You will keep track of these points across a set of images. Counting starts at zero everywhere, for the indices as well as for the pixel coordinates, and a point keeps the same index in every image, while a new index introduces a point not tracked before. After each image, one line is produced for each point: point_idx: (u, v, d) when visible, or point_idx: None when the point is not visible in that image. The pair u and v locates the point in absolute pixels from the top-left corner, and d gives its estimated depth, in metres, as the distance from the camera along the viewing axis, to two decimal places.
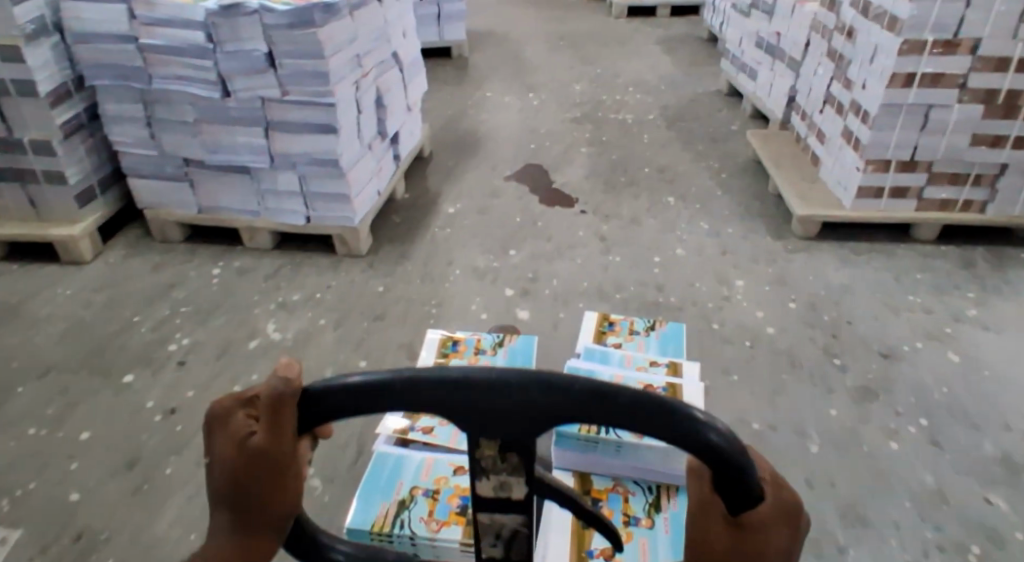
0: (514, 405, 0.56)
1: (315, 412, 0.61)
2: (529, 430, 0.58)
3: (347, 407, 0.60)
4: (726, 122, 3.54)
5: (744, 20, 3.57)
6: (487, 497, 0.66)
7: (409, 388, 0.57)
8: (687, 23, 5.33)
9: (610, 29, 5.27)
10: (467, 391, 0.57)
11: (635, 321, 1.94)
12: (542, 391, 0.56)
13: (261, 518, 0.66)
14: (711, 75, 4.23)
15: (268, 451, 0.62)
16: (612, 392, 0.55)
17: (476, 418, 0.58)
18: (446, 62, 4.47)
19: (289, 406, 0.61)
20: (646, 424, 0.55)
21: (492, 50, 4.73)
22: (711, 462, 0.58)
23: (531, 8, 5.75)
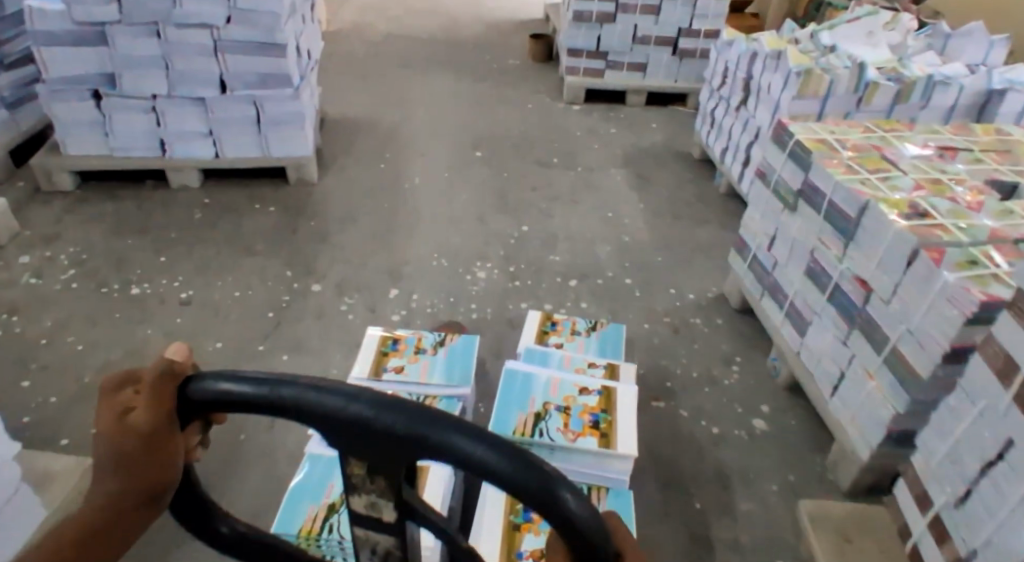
0: (382, 438, 0.54)
1: (196, 396, 0.59)
2: (401, 462, 0.56)
3: (233, 403, 0.57)
4: (744, 402, 1.86)
5: (778, 215, 1.90)
6: (361, 511, 0.64)
7: (291, 394, 0.56)
8: (670, 122, 3.68)
9: (558, 125, 3.57)
10: (335, 414, 0.55)
11: (577, 322, 2.00)
12: (407, 423, 0.53)
13: (137, 496, 0.63)
14: (708, 252, 2.55)
15: (143, 429, 0.60)
16: (472, 453, 0.52)
17: (348, 437, 0.56)
18: (272, 196, 2.69)
19: (169, 390, 0.59)
20: (505, 482, 0.51)
21: (363, 168, 2.98)
22: (564, 533, 0.52)
23: (448, 82, 4.02)
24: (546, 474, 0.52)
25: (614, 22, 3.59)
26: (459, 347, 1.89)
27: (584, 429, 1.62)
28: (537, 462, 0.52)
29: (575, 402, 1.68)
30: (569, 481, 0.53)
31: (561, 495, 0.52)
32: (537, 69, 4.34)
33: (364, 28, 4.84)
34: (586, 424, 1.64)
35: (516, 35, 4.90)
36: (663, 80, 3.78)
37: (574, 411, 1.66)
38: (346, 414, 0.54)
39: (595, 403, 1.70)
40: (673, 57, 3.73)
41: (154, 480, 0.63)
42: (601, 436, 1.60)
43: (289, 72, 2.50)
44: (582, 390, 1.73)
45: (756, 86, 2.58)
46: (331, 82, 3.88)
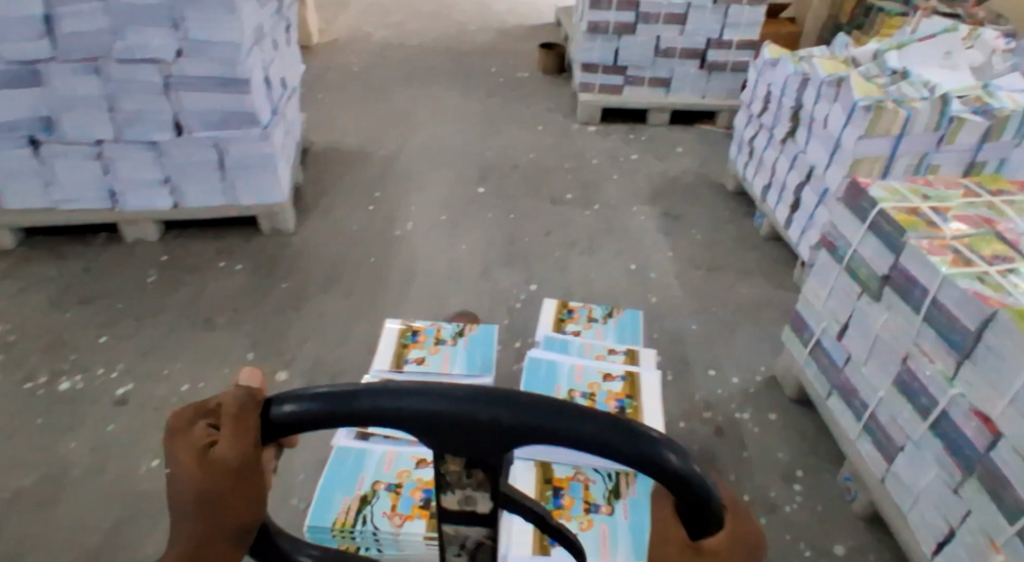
0: (483, 433, 0.53)
1: (277, 421, 0.58)
2: (500, 453, 0.55)
3: (319, 415, 0.56)
4: (812, 541, 1.48)
5: (852, 299, 1.51)
6: (452, 509, 0.63)
7: (380, 399, 0.54)
8: (698, 145, 3.26)
9: (572, 150, 3.18)
10: (430, 415, 0.53)
11: (593, 309, 2.04)
12: (508, 415, 0.52)
13: (234, 531, 0.62)
14: (751, 316, 2.15)
15: (232, 461, 0.59)
16: (583, 433, 0.52)
17: (445, 438, 0.54)
18: (241, 250, 2.32)
19: (253, 416, 0.59)
20: (617, 454, 0.53)
21: (350, 210, 2.61)
22: (676, 491, 0.54)
23: (451, 99, 3.64)
24: (648, 437, 0.54)
25: (635, 33, 3.18)
26: (479, 336, 1.93)
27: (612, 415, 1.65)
28: (642, 430, 0.54)
29: (599, 389, 1.72)
30: (669, 441, 0.55)
31: (666, 457, 0.54)
32: (549, 81, 3.93)
33: (361, 35, 4.46)
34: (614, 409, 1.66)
35: (526, 42, 4.50)
36: (690, 97, 3.37)
37: (599, 397, 1.70)
38: (449, 415, 0.53)
39: (619, 389, 1.73)
40: (701, 70, 3.31)
41: (249, 510, 0.62)
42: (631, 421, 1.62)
43: (256, 110, 2.14)
44: (606, 377, 1.76)
45: (808, 117, 2.17)
46: (320, 101, 3.51)
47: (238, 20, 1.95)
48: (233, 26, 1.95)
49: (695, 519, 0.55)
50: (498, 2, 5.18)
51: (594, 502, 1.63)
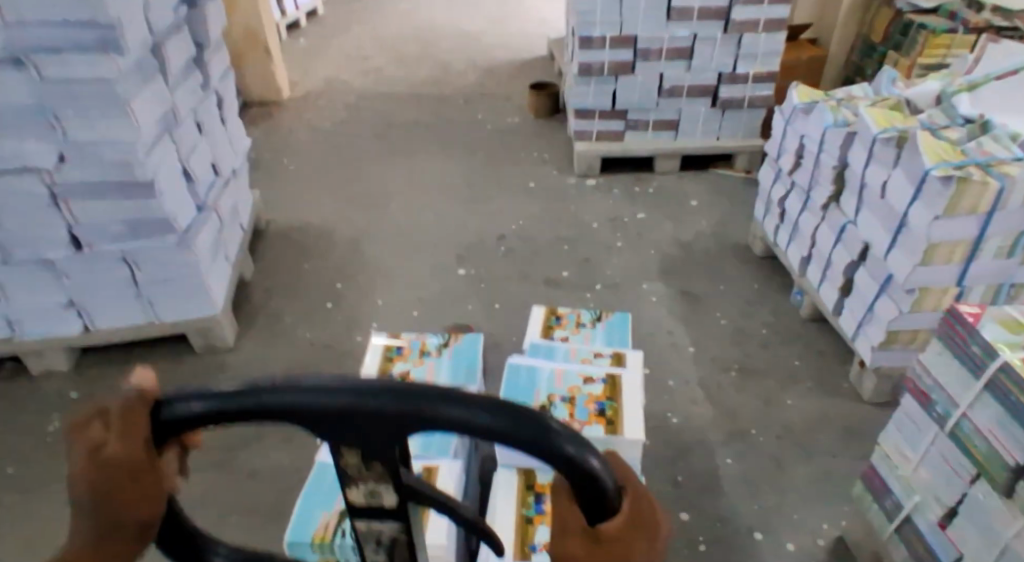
0: (375, 424, 0.52)
1: (177, 416, 0.55)
2: (397, 444, 0.54)
3: (215, 414, 0.54)
4: None
5: (957, 477, 1.06)
6: (360, 503, 0.62)
7: (272, 395, 0.53)
8: (715, 196, 2.82)
9: (569, 212, 2.76)
10: (321, 410, 0.52)
11: (581, 314, 1.97)
12: (400, 404, 0.51)
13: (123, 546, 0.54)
14: (799, 440, 1.70)
15: (123, 459, 0.53)
16: (472, 420, 0.51)
17: (337, 430, 0.53)
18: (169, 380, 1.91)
19: (144, 413, 0.54)
20: (506, 440, 0.51)
21: (306, 313, 2.21)
22: (572, 481, 0.52)
23: (430, 155, 3.24)
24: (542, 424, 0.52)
25: (634, 72, 2.77)
26: (463, 349, 1.85)
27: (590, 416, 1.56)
28: (532, 414, 0.52)
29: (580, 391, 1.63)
30: (566, 429, 0.53)
31: (560, 446, 0.51)
32: (543, 127, 3.52)
33: (337, 84, 4.08)
34: (592, 411, 1.57)
35: (517, 81, 4.09)
36: (701, 140, 2.94)
37: (579, 400, 1.60)
38: (340, 408, 0.52)
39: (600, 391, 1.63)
40: (712, 109, 2.87)
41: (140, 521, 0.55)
42: (608, 421, 1.54)
43: (171, 215, 1.73)
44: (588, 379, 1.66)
45: (858, 182, 1.71)
46: (286, 169, 3.13)
47: (130, 115, 1.53)
48: (124, 125, 1.54)
49: (585, 499, 0.53)
50: (486, 37, 4.81)
51: None
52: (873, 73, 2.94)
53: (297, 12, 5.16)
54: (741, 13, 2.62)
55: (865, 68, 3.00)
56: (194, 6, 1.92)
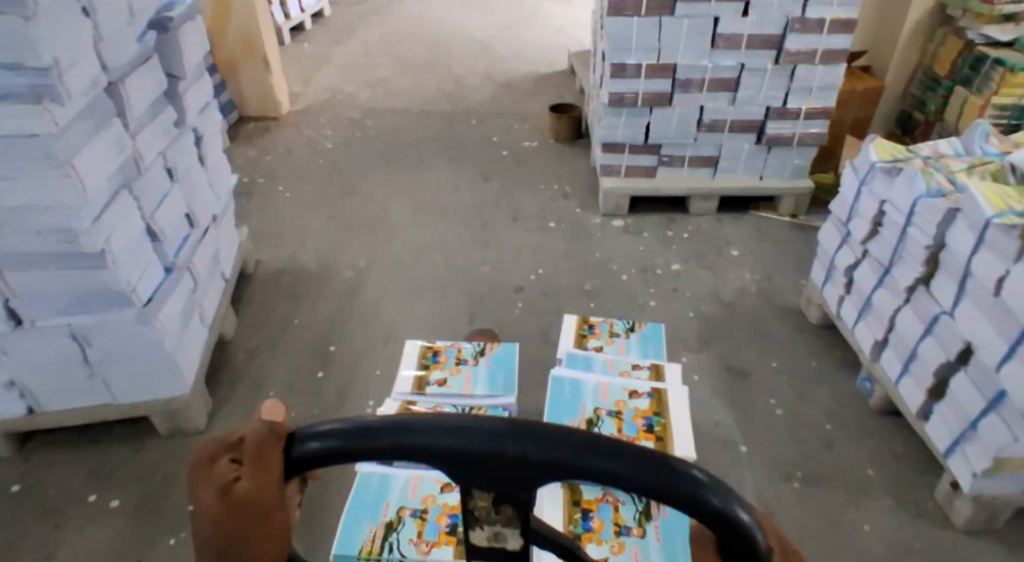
0: (511, 468, 0.52)
1: (300, 457, 0.58)
2: (528, 490, 0.54)
3: (341, 450, 0.56)
4: None
5: None
6: (482, 543, 0.61)
7: (408, 435, 0.53)
8: (759, 243, 2.50)
9: (594, 258, 2.45)
10: (457, 453, 0.52)
11: (615, 323, 2.01)
12: (538, 449, 0.51)
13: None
14: None
15: (253, 494, 0.60)
16: (611, 468, 0.51)
17: (469, 475, 0.53)
18: (127, 473, 1.61)
19: (275, 450, 0.59)
20: (647, 489, 0.51)
21: (292, 382, 1.91)
22: (716, 528, 0.53)
23: (440, 185, 2.94)
24: (688, 473, 0.52)
25: (671, 104, 2.47)
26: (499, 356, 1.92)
27: (640, 432, 1.65)
28: (672, 462, 0.52)
29: (626, 405, 1.69)
30: (707, 478, 0.53)
31: (704, 495, 0.52)
32: (563, 152, 3.20)
33: (341, 96, 3.77)
34: (641, 427, 1.66)
35: (536, 97, 3.77)
36: (742, 181, 2.63)
37: (626, 415, 1.68)
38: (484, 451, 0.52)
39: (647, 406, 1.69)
40: (757, 146, 2.56)
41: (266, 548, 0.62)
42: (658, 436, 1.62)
43: (128, 286, 1.43)
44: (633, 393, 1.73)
45: (961, 270, 1.44)
46: (280, 195, 2.83)
47: (72, 176, 1.24)
48: (65, 188, 1.25)
49: (731, 545, 0.53)
50: (501, 47, 4.50)
51: (625, 524, 1.44)
52: (938, 109, 2.63)
53: (301, 13, 4.85)
54: (795, 42, 2.31)
55: (927, 102, 2.68)
56: (165, 29, 1.60)
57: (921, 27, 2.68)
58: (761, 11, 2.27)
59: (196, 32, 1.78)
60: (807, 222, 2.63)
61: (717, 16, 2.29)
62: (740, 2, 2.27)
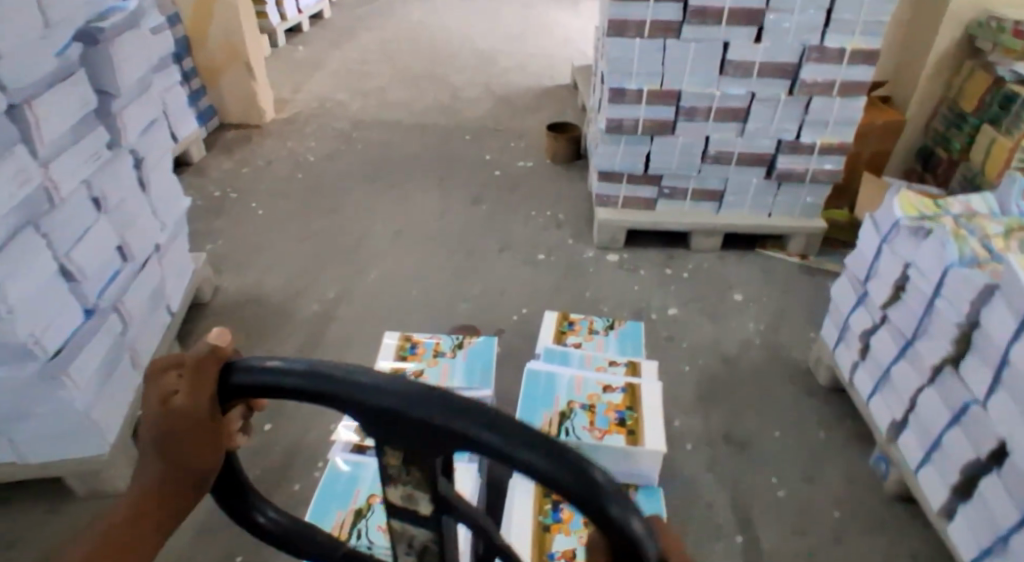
0: (414, 430, 0.49)
1: (237, 383, 0.54)
2: (434, 453, 0.51)
3: (269, 386, 0.53)
4: None
5: None
6: (397, 502, 0.60)
7: (323, 382, 0.51)
8: (766, 288, 2.28)
9: (584, 298, 2.24)
10: (367, 404, 0.50)
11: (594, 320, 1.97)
12: (439, 415, 0.48)
13: (179, 489, 0.59)
14: None
15: (188, 412, 0.55)
16: (510, 450, 0.46)
17: (378, 430, 0.51)
18: (32, 545, 1.42)
19: (214, 374, 0.55)
20: (545, 480, 0.46)
21: None
22: (613, 544, 0.46)
23: (425, 206, 2.73)
24: (587, 474, 0.46)
25: (674, 133, 2.28)
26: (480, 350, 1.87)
27: (610, 425, 1.60)
28: (574, 458, 0.46)
29: (598, 400, 1.65)
30: (615, 486, 0.46)
31: (606, 504, 0.45)
32: (561, 174, 2.98)
33: (331, 104, 3.56)
34: (613, 421, 1.61)
35: (536, 113, 3.56)
36: (749, 216, 2.42)
37: (598, 408, 1.64)
38: (378, 406, 0.49)
39: (619, 400, 1.66)
40: (767, 180, 2.36)
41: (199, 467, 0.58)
42: (628, 430, 1.58)
43: (30, 338, 1.23)
44: (607, 387, 1.69)
45: (996, 356, 1.23)
46: (252, 213, 2.63)
47: None
48: None
49: None
50: (503, 57, 4.31)
51: None
52: (963, 147, 2.41)
53: (299, 15, 4.62)
54: (811, 72, 2.12)
55: (953, 139, 2.47)
56: (95, 41, 1.41)
57: (946, 58, 2.47)
58: (775, 38, 2.08)
59: (139, 42, 1.59)
60: (818, 265, 2.42)
61: (727, 41, 2.10)
62: (752, 27, 2.07)
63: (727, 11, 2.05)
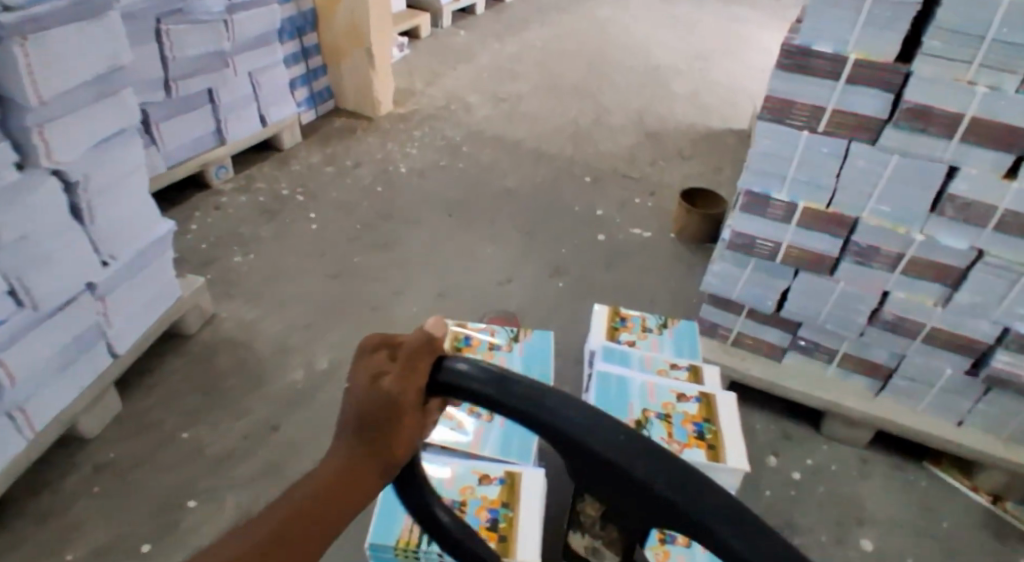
0: (615, 476, 0.53)
1: (444, 381, 0.56)
2: (632, 507, 0.54)
3: (483, 400, 0.55)
4: None
5: None
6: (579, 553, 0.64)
7: (537, 412, 0.54)
8: (920, 539, 1.49)
9: None
10: (576, 443, 0.53)
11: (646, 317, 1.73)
12: (646, 471, 0.52)
13: (366, 477, 0.57)
14: None
15: (395, 398, 0.56)
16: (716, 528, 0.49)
17: (580, 475, 0.55)
18: None
19: (427, 361, 0.57)
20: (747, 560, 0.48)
21: (104, 546, 1.34)
22: None
23: (496, 262, 2.19)
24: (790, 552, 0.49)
25: (833, 274, 1.53)
26: (535, 343, 1.74)
27: (690, 439, 1.39)
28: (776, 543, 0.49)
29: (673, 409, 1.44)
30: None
31: None
32: (683, 260, 2.28)
33: (457, 105, 3.12)
34: (692, 433, 1.40)
35: (686, 163, 2.84)
36: (927, 414, 1.61)
37: (675, 419, 1.42)
38: (586, 446, 0.53)
39: (697, 409, 1.45)
40: (969, 376, 1.53)
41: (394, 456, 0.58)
42: (710, 445, 1.38)
43: None
44: (682, 395, 1.47)
45: None
46: (305, 225, 2.27)
47: None
48: None
49: None
50: (678, 81, 3.57)
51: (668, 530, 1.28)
52: None
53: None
54: None
55: None
56: None
57: None
58: None
59: (96, 39, 1.28)
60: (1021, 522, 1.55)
61: (956, 164, 1.31)
62: (1008, 153, 1.26)
63: (968, 120, 1.26)
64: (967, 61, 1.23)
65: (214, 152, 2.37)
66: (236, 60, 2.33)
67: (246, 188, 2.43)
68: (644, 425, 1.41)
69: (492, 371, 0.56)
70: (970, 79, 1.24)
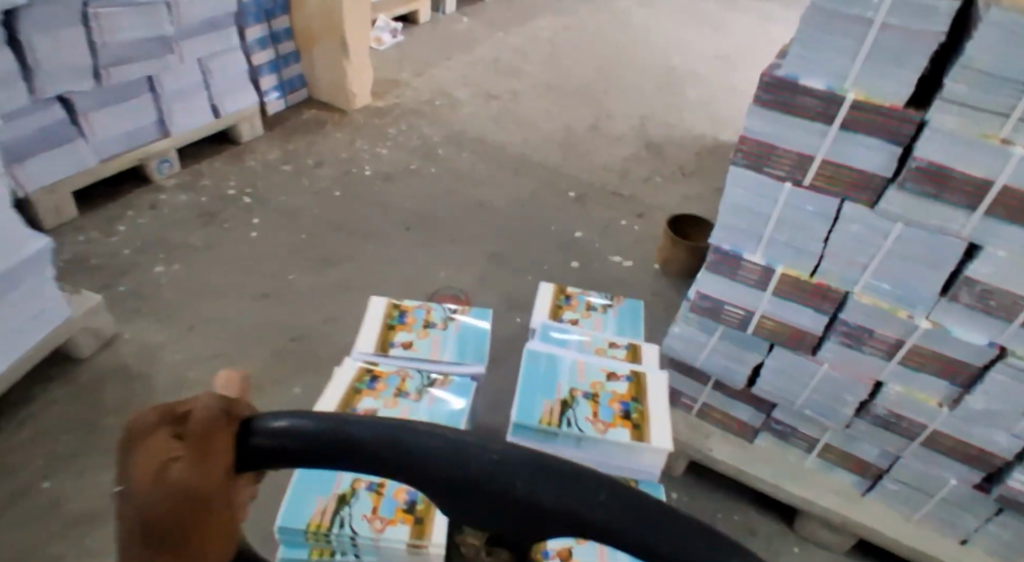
0: (500, 503, 0.40)
1: (259, 445, 0.42)
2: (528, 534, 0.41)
3: (307, 453, 0.41)
4: None
5: None
6: None
7: (384, 445, 0.41)
8: None
9: None
10: (443, 469, 0.41)
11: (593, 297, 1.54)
12: (530, 483, 0.40)
13: None
14: None
15: (188, 489, 0.42)
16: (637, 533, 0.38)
17: (456, 508, 0.41)
18: None
19: (228, 433, 0.43)
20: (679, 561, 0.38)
21: None
22: None
23: (448, 287, 1.94)
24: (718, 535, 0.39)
25: (815, 354, 1.25)
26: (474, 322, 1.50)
27: (615, 418, 1.23)
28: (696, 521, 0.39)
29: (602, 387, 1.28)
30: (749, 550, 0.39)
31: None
32: (663, 299, 2.00)
33: (442, 102, 2.86)
34: (619, 413, 1.24)
35: (685, 182, 2.54)
36: (920, 527, 1.33)
37: (602, 397, 1.26)
38: (456, 471, 0.41)
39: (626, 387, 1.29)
40: (976, 491, 1.24)
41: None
42: (636, 425, 1.22)
43: None
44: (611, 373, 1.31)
45: None
46: (244, 233, 2.04)
47: None
48: None
49: None
50: (691, 85, 3.25)
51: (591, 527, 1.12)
52: None
53: None
54: None
55: None
56: None
57: None
58: None
59: None
60: None
61: (977, 242, 1.02)
62: None
63: (996, 189, 0.96)
64: (1002, 114, 0.92)
65: (157, 145, 2.15)
66: (183, 45, 2.11)
67: (191, 186, 2.21)
68: (568, 405, 1.24)
69: (309, 419, 0.42)
70: (1004, 137, 0.94)
